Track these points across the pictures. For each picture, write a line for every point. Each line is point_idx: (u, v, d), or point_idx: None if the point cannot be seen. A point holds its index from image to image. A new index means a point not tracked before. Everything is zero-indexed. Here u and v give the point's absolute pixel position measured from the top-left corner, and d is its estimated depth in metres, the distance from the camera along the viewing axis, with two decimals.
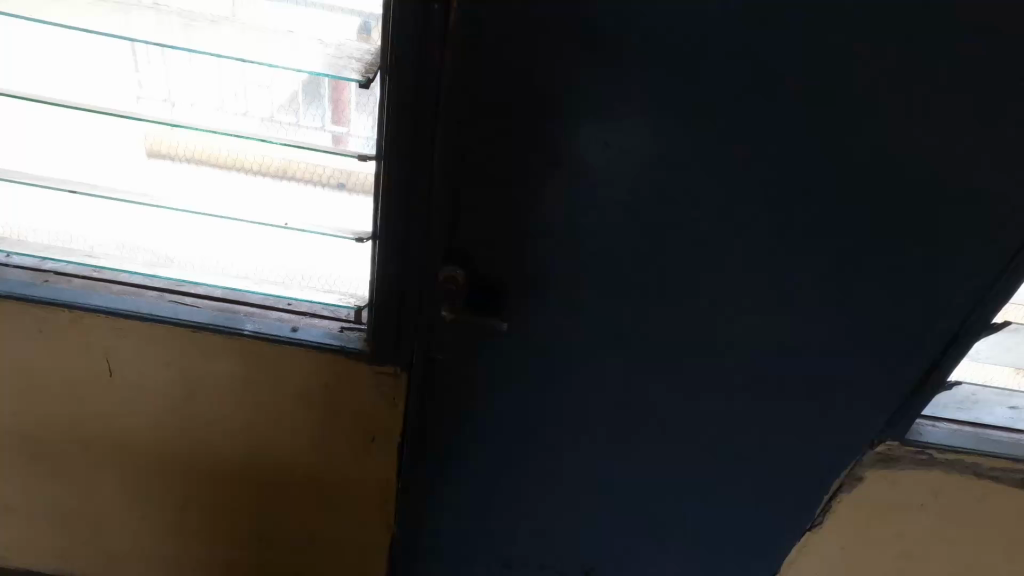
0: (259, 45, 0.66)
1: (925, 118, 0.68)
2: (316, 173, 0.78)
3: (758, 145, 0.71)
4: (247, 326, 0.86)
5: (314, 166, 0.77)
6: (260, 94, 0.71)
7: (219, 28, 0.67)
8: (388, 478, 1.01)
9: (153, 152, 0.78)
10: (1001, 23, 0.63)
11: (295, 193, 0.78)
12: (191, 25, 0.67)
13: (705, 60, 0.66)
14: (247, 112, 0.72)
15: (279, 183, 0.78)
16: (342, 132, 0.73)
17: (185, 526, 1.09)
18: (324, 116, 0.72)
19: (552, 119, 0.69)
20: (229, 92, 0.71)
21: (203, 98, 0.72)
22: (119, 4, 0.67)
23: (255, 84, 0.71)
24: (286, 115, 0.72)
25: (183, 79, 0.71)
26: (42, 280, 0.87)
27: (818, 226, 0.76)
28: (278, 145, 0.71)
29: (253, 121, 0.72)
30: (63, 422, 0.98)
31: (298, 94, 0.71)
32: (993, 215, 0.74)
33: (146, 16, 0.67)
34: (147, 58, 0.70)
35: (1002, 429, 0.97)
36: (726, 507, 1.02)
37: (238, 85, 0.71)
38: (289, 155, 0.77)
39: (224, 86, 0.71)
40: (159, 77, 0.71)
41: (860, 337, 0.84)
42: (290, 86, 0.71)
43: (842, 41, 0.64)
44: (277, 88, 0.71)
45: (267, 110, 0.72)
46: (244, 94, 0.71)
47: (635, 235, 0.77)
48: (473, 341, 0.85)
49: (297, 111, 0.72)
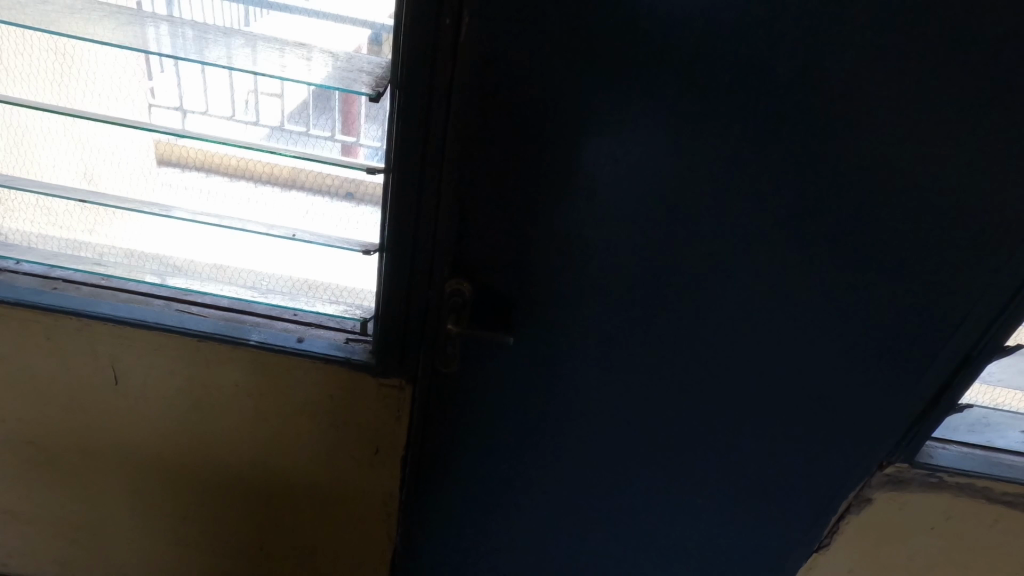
0: (270, 56, 0.67)
1: (938, 139, 0.68)
2: (326, 182, 0.78)
3: (767, 164, 0.70)
4: (252, 336, 0.86)
5: (324, 175, 0.77)
6: (271, 104, 0.71)
7: (232, 40, 0.67)
8: (391, 491, 1.00)
9: (162, 159, 0.78)
10: (1012, 49, 0.63)
11: (303, 202, 0.78)
12: (204, 37, 0.67)
13: (715, 80, 0.66)
14: (256, 121, 0.72)
15: (287, 192, 0.78)
16: (352, 142, 0.73)
17: (186, 534, 1.09)
18: (334, 126, 0.72)
19: (561, 135, 0.69)
20: (240, 102, 0.71)
21: (214, 107, 0.72)
22: (134, 16, 0.68)
23: (265, 94, 0.71)
24: (296, 125, 0.72)
25: (196, 90, 0.71)
26: (50, 287, 0.87)
27: (828, 245, 0.75)
28: (288, 156, 0.71)
29: (264, 131, 0.72)
30: (68, 429, 0.98)
31: (309, 104, 0.71)
32: (1008, 239, 0.73)
33: (160, 29, 0.67)
34: (160, 67, 0.71)
35: (1014, 453, 0.96)
36: (732, 526, 1.01)
37: (248, 96, 0.71)
38: (300, 164, 0.77)
39: (234, 95, 0.71)
40: (171, 87, 0.72)
41: (870, 358, 0.83)
42: (301, 96, 0.71)
43: (851, 63, 0.64)
44: (288, 97, 0.71)
45: (278, 119, 0.72)
46: (254, 104, 0.71)
47: (643, 251, 0.77)
48: (479, 354, 0.85)
49: (308, 120, 0.71)
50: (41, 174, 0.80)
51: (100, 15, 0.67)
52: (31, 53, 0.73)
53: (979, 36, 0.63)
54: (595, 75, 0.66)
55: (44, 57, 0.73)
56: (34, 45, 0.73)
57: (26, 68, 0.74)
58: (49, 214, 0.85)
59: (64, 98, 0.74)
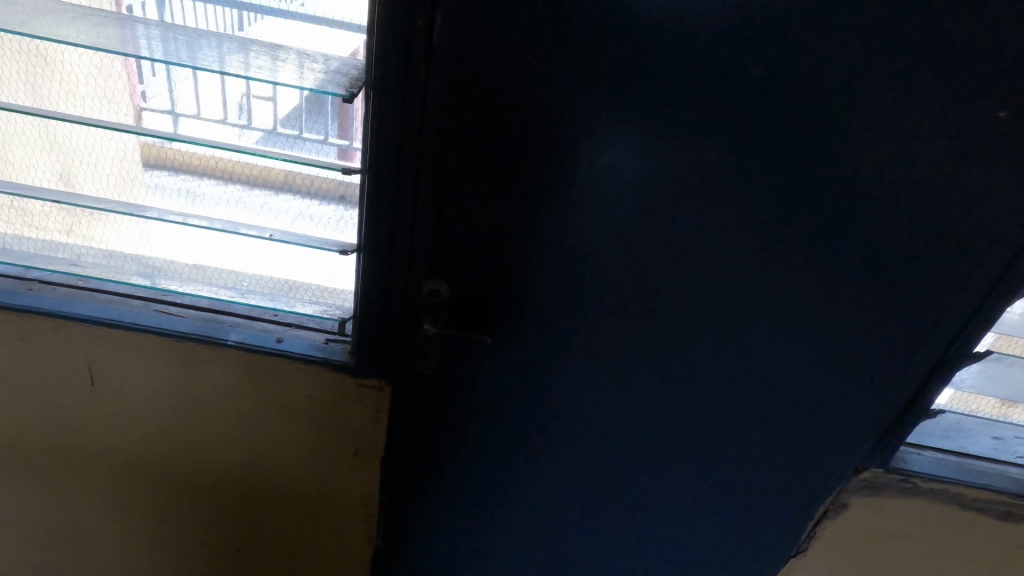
0: (260, 59, 0.67)
1: (901, 147, 0.69)
2: (321, 184, 0.78)
3: (736, 170, 0.72)
4: (230, 337, 0.86)
5: (312, 178, 0.78)
6: (263, 107, 0.71)
7: (225, 45, 0.68)
8: (372, 492, 1.00)
9: (149, 162, 0.78)
10: (970, 59, 0.64)
11: (295, 205, 0.78)
12: (197, 43, 0.67)
13: (683, 86, 0.67)
14: (249, 124, 0.72)
15: (278, 194, 0.78)
16: (348, 145, 0.74)
17: (166, 536, 1.08)
18: (326, 129, 0.73)
19: (534, 139, 0.70)
20: (233, 105, 0.71)
21: (206, 110, 0.72)
22: (123, 21, 0.69)
23: (257, 97, 0.71)
24: (288, 127, 0.72)
25: (188, 95, 0.72)
26: (25, 288, 0.87)
27: (797, 250, 0.76)
28: (282, 160, 0.71)
29: (256, 133, 0.72)
30: (42, 431, 0.97)
31: (301, 108, 0.71)
32: (973, 245, 0.74)
33: (150, 33, 0.68)
34: (152, 71, 0.71)
35: (986, 459, 0.97)
36: (709, 530, 1.01)
37: (241, 98, 0.71)
38: (288, 167, 0.77)
39: (227, 99, 0.71)
40: (164, 91, 0.72)
41: (841, 363, 0.84)
42: (293, 100, 0.71)
43: (815, 72, 0.66)
44: (280, 100, 0.71)
45: (271, 123, 0.72)
46: (248, 107, 0.72)
47: (618, 255, 0.78)
48: (456, 355, 0.85)
49: (301, 125, 0.72)
50: (17, 175, 0.81)
51: (72, 16, 0.68)
52: (8, 56, 0.74)
53: (938, 45, 0.64)
54: (566, 79, 0.67)
55: (23, 60, 0.74)
56: (16, 48, 0.74)
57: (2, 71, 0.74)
58: (24, 215, 0.85)
59: (37, 99, 0.74)
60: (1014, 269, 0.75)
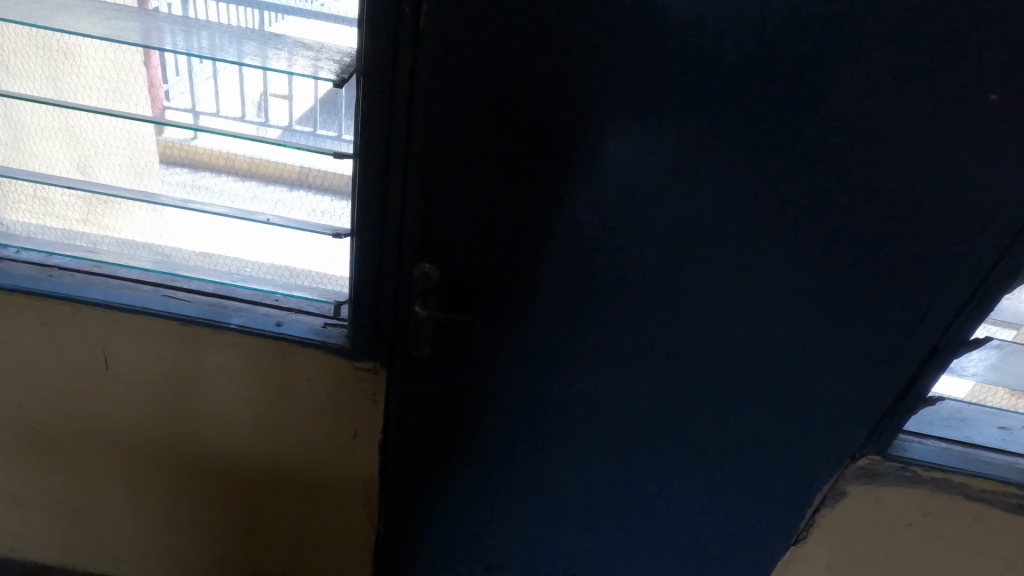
0: (278, 54, 0.70)
1: (890, 128, 0.69)
2: (332, 180, 0.81)
3: (722, 152, 0.72)
4: (232, 321, 0.89)
5: (330, 174, 0.80)
6: (279, 105, 0.74)
7: (243, 47, 0.70)
8: (372, 477, 1.03)
9: (167, 159, 0.81)
10: (960, 35, 0.63)
11: (308, 200, 0.81)
12: (216, 44, 0.70)
13: (667, 68, 0.67)
14: (267, 121, 0.75)
15: (292, 190, 0.81)
16: None
17: (177, 519, 1.12)
18: (339, 128, 0.76)
19: (519, 122, 0.71)
20: (251, 102, 0.74)
21: (225, 108, 0.75)
22: (139, 15, 0.72)
23: (275, 96, 0.74)
24: (303, 125, 0.75)
25: (207, 94, 0.74)
26: (46, 275, 0.90)
27: (786, 232, 0.76)
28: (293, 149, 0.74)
29: (276, 131, 0.74)
30: (62, 413, 1.01)
31: (315, 110, 0.74)
32: (967, 227, 0.73)
33: (168, 28, 0.71)
34: (176, 70, 0.74)
35: (993, 450, 0.95)
36: (706, 516, 1.01)
37: (259, 97, 0.74)
38: (303, 163, 0.79)
39: (245, 96, 0.74)
40: (186, 90, 0.74)
41: (834, 348, 0.83)
42: (307, 103, 0.74)
43: (799, 53, 0.66)
44: (297, 99, 0.74)
45: (287, 120, 0.75)
46: (265, 104, 0.74)
47: (606, 239, 0.78)
48: (450, 339, 0.87)
49: (315, 122, 0.75)
50: (38, 165, 0.84)
51: (89, 11, 0.71)
52: (28, 52, 0.77)
53: (925, 23, 0.63)
54: (550, 64, 0.68)
55: (42, 55, 0.77)
56: (36, 42, 0.77)
57: (26, 65, 0.78)
58: (46, 205, 0.89)
59: (59, 92, 0.78)
60: (1008, 255, 0.74)
